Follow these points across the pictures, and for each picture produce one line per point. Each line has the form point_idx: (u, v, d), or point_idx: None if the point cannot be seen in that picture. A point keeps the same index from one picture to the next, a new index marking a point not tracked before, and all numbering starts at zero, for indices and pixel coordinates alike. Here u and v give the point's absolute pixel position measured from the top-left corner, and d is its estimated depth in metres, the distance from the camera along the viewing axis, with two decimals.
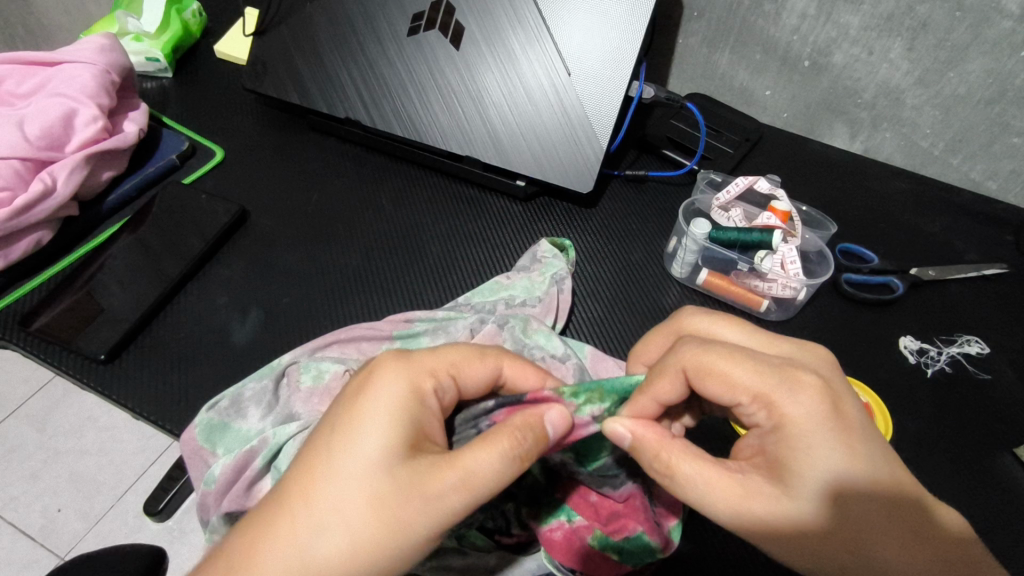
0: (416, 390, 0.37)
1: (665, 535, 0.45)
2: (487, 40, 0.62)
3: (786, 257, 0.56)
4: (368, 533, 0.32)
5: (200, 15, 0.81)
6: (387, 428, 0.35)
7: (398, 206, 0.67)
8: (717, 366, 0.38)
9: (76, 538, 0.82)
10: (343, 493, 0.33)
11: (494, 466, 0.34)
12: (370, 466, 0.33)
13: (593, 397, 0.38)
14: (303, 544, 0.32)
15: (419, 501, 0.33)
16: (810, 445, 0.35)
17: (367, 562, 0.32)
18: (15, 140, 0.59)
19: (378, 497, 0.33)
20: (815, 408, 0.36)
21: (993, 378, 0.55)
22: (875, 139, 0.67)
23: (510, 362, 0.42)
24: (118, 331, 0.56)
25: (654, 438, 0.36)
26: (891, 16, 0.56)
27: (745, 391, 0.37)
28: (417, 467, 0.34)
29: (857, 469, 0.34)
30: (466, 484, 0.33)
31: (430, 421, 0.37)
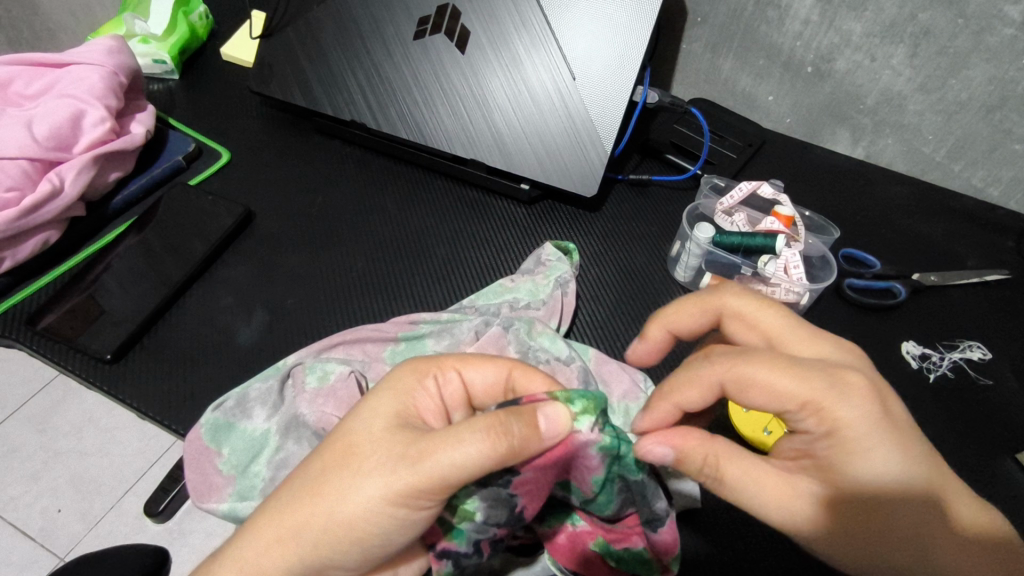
0: (417, 370, 0.40)
1: (663, 563, 0.44)
2: (493, 44, 0.62)
3: (789, 261, 0.57)
4: (340, 481, 0.35)
5: (207, 17, 0.82)
6: (381, 397, 0.38)
7: (403, 209, 0.68)
8: (759, 376, 0.36)
9: (75, 540, 0.82)
10: (331, 444, 0.37)
11: (460, 439, 0.34)
12: (358, 423, 0.37)
13: (589, 408, 0.36)
14: (292, 483, 0.37)
15: (386, 457, 0.35)
16: (863, 450, 0.35)
17: (335, 507, 0.35)
18: (23, 140, 0.59)
19: (356, 447, 0.36)
20: (867, 411, 0.35)
21: (995, 383, 0.55)
22: (878, 144, 0.67)
23: (520, 368, 0.41)
24: (123, 331, 0.56)
25: (694, 445, 0.37)
26: (894, 23, 0.57)
27: (791, 399, 0.36)
28: (398, 432, 0.36)
29: (907, 470, 0.35)
30: (428, 450, 0.34)
31: (426, 402, 0.39)
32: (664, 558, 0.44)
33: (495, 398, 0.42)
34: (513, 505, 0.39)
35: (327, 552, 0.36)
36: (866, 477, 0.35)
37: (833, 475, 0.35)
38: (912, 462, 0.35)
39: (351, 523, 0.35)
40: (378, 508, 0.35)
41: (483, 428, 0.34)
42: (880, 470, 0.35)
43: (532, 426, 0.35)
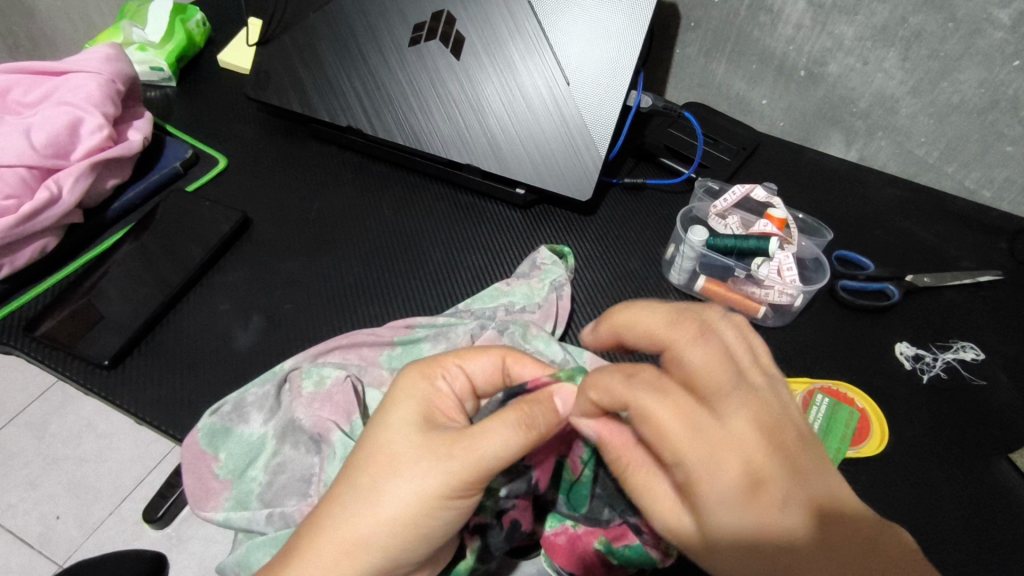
0: (426, 372, 0.41)
1: (661, 550, 0.43)
2: (487, 51, 0.63)
3: (783, 263, 0.57)
4: (393, 488, 0.36)
5: (204, 24, 0.82)
6: (403, 406, 0.39)
7: (401, 214, 0.68)
8: (647, 414, 0.33)
9: (74, 546, 0.82)
10: (370, 457, 0.38)
11: (499, 431, 0.36)
12: (393, 434, 0.38)
13: None
14: (343, 501, 0.37)
15: (432, 459, 0.36)
16: (714, 499, 0.31)
17: (391, 511, 0.36)
18: (22, 148, 0.60)
19: (399, 457, 0.37)
20: (727, 469, 0.31)
21: (988, 384, 0.55)
22: (871, 147, 0.68)
23: (512, 356, 0.43)
24: (120, 337, 0.56)
25: (615, 440, 0.37)
26: (885, 27, 0.57)
27: (665, 443, 0.32)
28: (433, 435, 0.38)
29: (763, 532, 0.30)
30: (470, 444, 0.36)
31: (445, 401, 0.40)
32: (661, 545, 0.43)
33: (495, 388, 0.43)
34: (530, 479, 0.44)
35: (393, 556, 0.37)
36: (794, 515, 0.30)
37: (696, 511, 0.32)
38: (772, 529, 0.30)
39: (412, 523, 0.36)
40: (434, 505, 0.36)
41: (517, 420, 0.36)
42: (728, 523, 0.31)
43: (552, 411, 0.38)
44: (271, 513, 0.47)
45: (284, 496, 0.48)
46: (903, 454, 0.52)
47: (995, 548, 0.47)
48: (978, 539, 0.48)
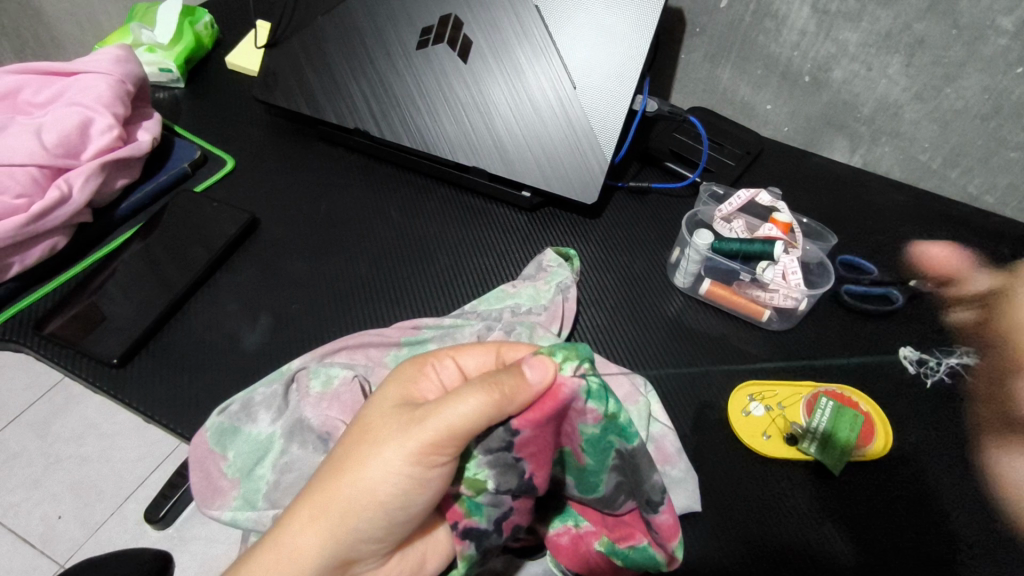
0: (418, 361, 0.42)
1: (668, 552, 0.43)
2: (495, 54, 0.64)
3: (788, 268, 0.57)
4: (361, 455, 0.38)
5: (212, 27, 0.83)
6: (388, 386, 0.42)
7: (407, 216, 0.68)
8: None
9: (76, 546, 0.82)
10: (351, 430, 0.40)
11: (457, 394, 0.37)
12: (371, 408, 0.40)
13: (569, 354, 0.37)
14: (320, 470, 0.40)
15: (399, 427, 0.38)
16: None
17: (359, 478, 0.38)
18: (33, 147, 0.60)
19: (370, 427, 0.39)
20: None
21: (992, 389, 0.56)
22: (875, 153, 0.68)
23: (507, 346, 0.43)
24: (128, 336, 0.56)
25: None
26: (890, 33, 0.58)
27: None
28: (404, 408, 0.39)
29: None
30: (433, 410, 0.37)
31: (428, 385, 0.41)
32: (668, 545, 0.42)
33: None
34: (522, 473, 0.38)
35: (360, 523, 0.38)
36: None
37: None
38: None
39: (375, 489, 0.38)
40: (397, 472, 0.37)
41: (481, 386, 0.36)
42: None
43: (520, 376, 0.36)
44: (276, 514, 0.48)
45: (290, 495, 0.48)
46: (907, 458, 0.52)
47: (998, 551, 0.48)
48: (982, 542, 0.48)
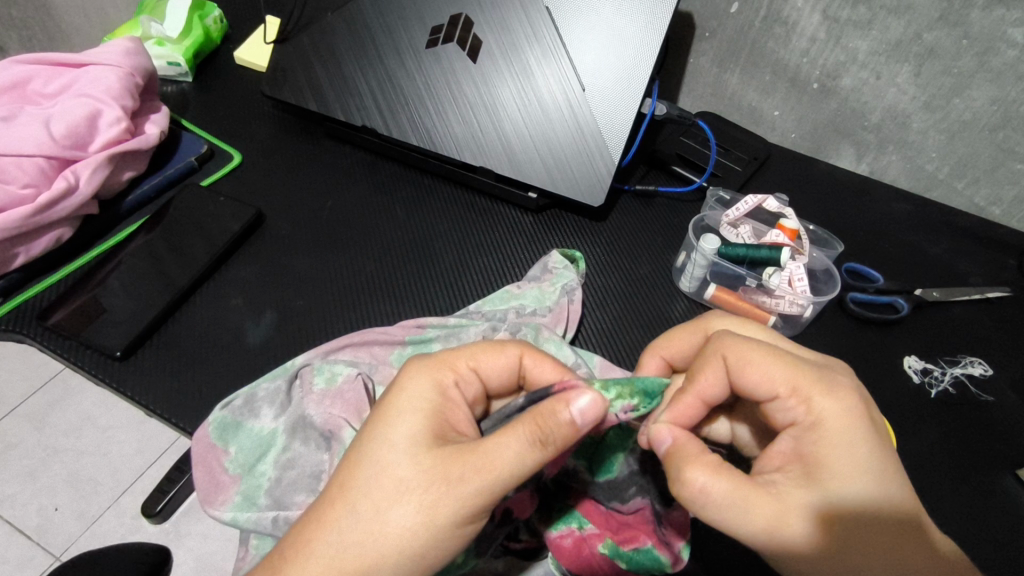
0: (438, 386, 0.39)
1: (674, 552, 0.45)
2: (505, 55, 0.63)
3: (794, 274, 0.57)
4: (396, 513, 0.34)
5: (221, 21, 0.83)
6: (406, 419, 0.37)
7: (412, 215, 0.68)
8: (752, 358, 0.39)
9: (71, 539, 0.82)
10: (371, 480, 0.35)
11: (512, 446, 0.34)
12: (393, 455, 0.36)
13: (624, 393, 0.39)
14: (340, 525, 0.35)
15: (440, 483, 0.34)
16: (839, 452, 0.36)
17: (397, 540, 0.34)
18: (41, 138, 0.60)
19: (406, 483, 0.35)
20: (850, 409, 0.37)
21: (996, 401, 0.56)
22: (881, 161, 0.68)
23: (531, 354, 0.42)
24: (131, 329, 0.56)
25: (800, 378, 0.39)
26: (900, 43, 0.58)
27: (781, 384, 0.39)
28: (440, 452, 0.35)
29: (881, 487, 0.36)
30: (481, 463, 0.34)
31: (454, 412, 0.38)
32: (674, 545, 0.45)
33: (507, 386, 0.42)
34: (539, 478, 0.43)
35: None
36: (847, 498, 0.35)
37: (817, 479, 0.36)
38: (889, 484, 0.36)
39: (416, 550, 0.34)
40: (446, 532, 0.35)
41: (531, 433, 0.35)
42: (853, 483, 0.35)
43: (571, 424, 0.35)
44: (278, 519, 0.47)
45: (292, 492, 0.48)
46: (910, 468, 0.52)
47: (999, 564, 0.47)
48: (984, 554, 0.48)
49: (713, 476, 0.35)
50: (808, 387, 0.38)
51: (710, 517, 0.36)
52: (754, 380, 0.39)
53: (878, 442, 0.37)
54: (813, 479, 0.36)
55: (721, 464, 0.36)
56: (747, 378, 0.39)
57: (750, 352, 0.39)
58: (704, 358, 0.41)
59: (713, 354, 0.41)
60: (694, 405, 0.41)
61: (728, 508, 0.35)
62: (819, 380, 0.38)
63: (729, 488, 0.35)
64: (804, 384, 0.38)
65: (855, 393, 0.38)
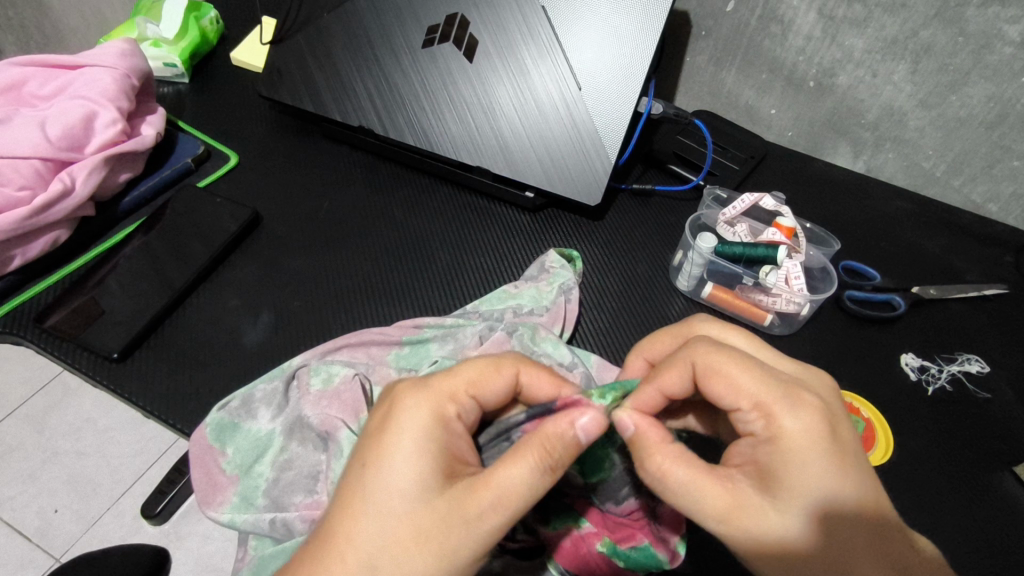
0: (440, 419, 0.38)
1: (670, 549, 0.45)
2: (500, 55, 0.63)
3: (791, 272, 0.57)
4: (409, 559, 0.34)
5: (218, 22, 0.83)
6: (413, 457, 0.36)
7: (409, 215, 0.68)
8: (724, 368, 0.39)
9: (71, 540, 0.82)
10: (382, 526, 0.35)
11: (525, 480, 0.34)
12: (403, 498, 0.35)
13: (617, 396, 0.40)
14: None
15: (455, 528, 0.34)
16: (799, 462, 0.36)
17: None
18: (37, 140, 0.60)
19: (422, 529, 0.34)
20: (811, 423, 0.37)
21: (993, 398, 0.56)
22: (878, 158, 0.68)
23: (527, 368, 0.42)
24: (128, 330, 0.56)
25: (767, 396, 0.38)
26: (895, 41, 0.58)
27: (747, 397, 0.38)
28: (452, 494, 0.35)
29: (839, 495, 0.35)
30: (497, 504, 0.34)
31: (459, 443, 0.38)
32: (669, 541, 0.46)
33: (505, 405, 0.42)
34: None
35: None
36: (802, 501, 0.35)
37: (773, 485, 0.35)
38: (846, 492, 0.35)
39: None
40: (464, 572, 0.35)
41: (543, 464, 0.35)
42: (811, 488, 0.35)
43: (577, 446, 0.36)
44: (274, 518, 0.47)
45: (290, 492, 0.48)
46: (906, 465, 0.52)
47: (997, 561, 0.47)
48: (981, 551, 0.48)
49: (674, 465, 0.36)
50: (772, 402, 0.37)
51: (668, 502, 0.37)
52: (719, 390, 0.39)
53: (839, 458, 0.36)
54: (768, 487, 0.36)
55: (684, 454, 0.36)
56: (712, 388, 0.39)
57: (720, 362, 0.39)
58: (674, 357, 0.41)
59: (684, 357, 0.40)
60: (657, 397, 0.41)
61: (683, 498, 0.36)
62: (784, 396, 0.38)
63: (686, 479, 0.36)
64: (767, 400, 0.38)
65: (821, 409, 0.38)
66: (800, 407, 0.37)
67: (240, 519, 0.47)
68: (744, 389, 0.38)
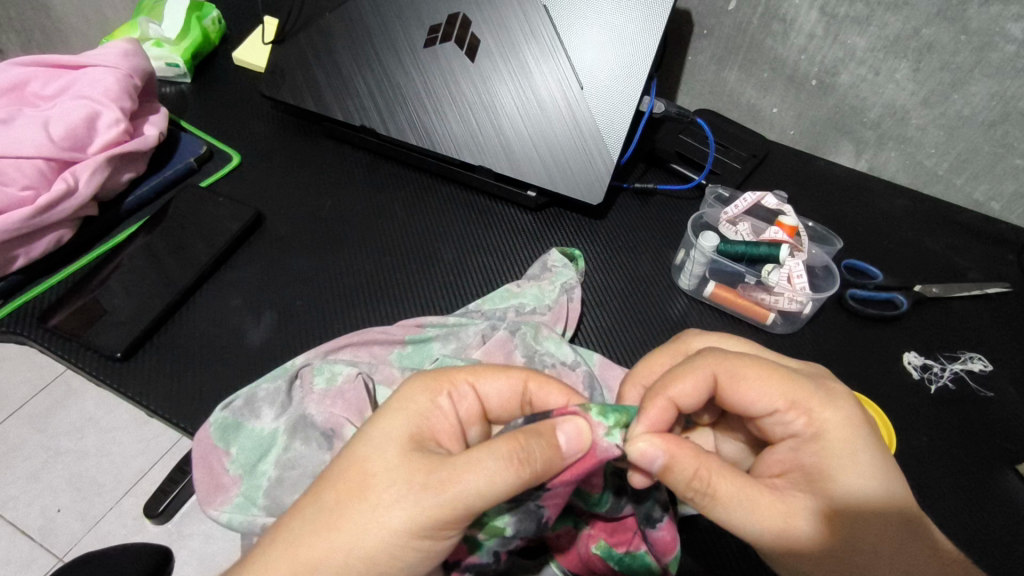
0: (431, 395, 0.39)
1: (663, 563, 0.44)
2: (503, 55, 0.63)
3: (793, 271, 0.58)
4: (356, 511, 0.34)
5: (219, 22, 0.83)
6: (393, 418, 0.37)
7: (412, 214, 0.68)
8: (749, 372, 0.40)
9: (74, 539, 0.82)
10: (343, 474, 0.36)
11: (484, 465, 0.33)
12: (371, 449, 0.36)
13: (621, 419, 0.38)
14: (304, 517, 0.35)
15: (405, 488, 0.34)
16: (845, 460, 0.37)
17: (352, 539, 0.34)
18: (39, 139, 0.60)
19: (373, 480, 0.35)
20: (849, 416, 0.38)
21: (996, 396, 0.56)
22: (880, 157, 0.68)
23: (536, 380, 0.41)
24: (131, 329, 0.56)
25: (800, 390, 0.39)
26: (898, 39, 0.58)
27: (781, 397, 0.39)
28: (414, 458, 0.35)
29: (885, 486, 0.37)
30: (450, 479, 0.34)
31: (441, 422, 0.38)
32: (663, 558, 0.44)
33: (511, 411, 0.42)
34: (540, 517, 0.40)
35: None
36: (855, 496, 0.36)
37: (823, 485, 0.37)
38: (893, 482, 0.37)
39: (371, 555, 0.34)
40: (404, 541, 0.34)
41: (508, 454, 0.34)
42: (859, 484, 0.36)
43: (554, 447, 0.35)
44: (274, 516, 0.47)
45: (291, 491, 0.48)
46: (909, 464, 0.52)
47: (1001, 560, 0.47)
48: (984, 549, 0.48)
49: (720, 479, 0.36)
50: (807, 398, 0.39)
51: (715, 515, 0.37)
52: (751, 394, 0.39)
53: (880, 448, 0.38)
54: (816, 487, 0.37)
55: (727, 466, 0.37)
56: (741, 393, 0.40)
57: (741, 366, 0.40)
58: (686, 366, 0.40)
59: (702, 367, 0.40)
60: (667, 407, 0.39)
61: (735, 509, 0.36)
62: (817, 391, 0.39)
63: (734, 491, 0.36)
64: (802, 397, 0.39)
65: (852, 398, 0.39)
66: (834, 401, 0.39)
67: (239, 521, 0.48)
68: (776, 391, 0.39)
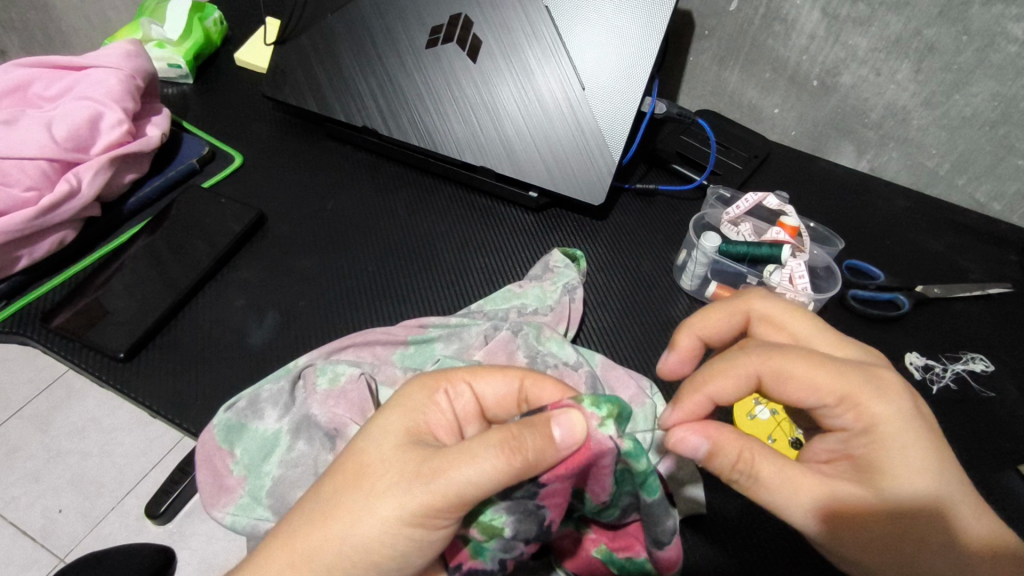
0: (427, 390, 0.39)
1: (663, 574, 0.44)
2: (505, 55, 0.64)
3: (794, 272, 0.57)
4: (352, 502, 0.35)
5: (221, 23, 0.83)
6: (391, 414, 0.38)
7: (414, 215, 0.68)
8: (797, 370, 0.38)
9: (76, 540, 0.82)
10: (342, 467, 0.36)
11: (474, 453, 0.33)
12: (368, 442, 0.36)
13: (614, 413, 0.35)
14: (305, 508, 0.36)
15: (398, 478, 0.34)
16: (895, 452, 0.37)
17: (348, 528, 0.34)
18: (42, 140, 0.60)
19: (368, 470, 0.35)
20: (901, 409, 0.37)
21: (998, 397, 0.56)
22: (882, 157, 0.68)
23: (531, 377, 0.41)
24: (134, 330, 0.57)
25: (852, 386, 0.37)
26: (899, 39, 0.58)
27: (831, 392, 0.38)
28: (407, 450, 0.36)
29: (934, 478, 0.36)
30: (442, 468, 0.34)
31: (437, 417, 0.38)
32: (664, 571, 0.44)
33: (509, 410, 0.42)
34: (540, 517, 0.39)
35: None
36: (902, 490, 0.36)
37: (871, 477, 0.37)
38: (942, 475, 0.37)
39: (365, 543, 0.34)
40: (397, 530, 0.34)
41: (499, 444, 0.33)
42: (908, 478, 0.36)
43: (547, 437, 0.34)
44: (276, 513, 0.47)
45: (292, 491, 0.48)
46: None
47: None
48: None
49: (765, 467, 0.37)
50: (858, 394, 0.37)
51: (760, 498, 0.38)
52: (798, 389, 0.39)
53: (932, 440, 0.37)
54: (864, 478, 0.37)
55: (772, 451, 0.38)
56: (787, 388, 0.39)
57: (791, 365, 0.38)
58: (728, 359, 0.40)
59: (748, 362, 0.39)
60: (702, 400, 0.40)
61: (778, 493, 0.37)
62: (869, 385, 0.38)
63: (778, 476, 0.37)
64: (852, 391, 0.37)
65: (905, 388, 0.38)
66: (886, 395, 0.37)
67: (242, 520, 0.48)
68: (825, 385, 0.38)
